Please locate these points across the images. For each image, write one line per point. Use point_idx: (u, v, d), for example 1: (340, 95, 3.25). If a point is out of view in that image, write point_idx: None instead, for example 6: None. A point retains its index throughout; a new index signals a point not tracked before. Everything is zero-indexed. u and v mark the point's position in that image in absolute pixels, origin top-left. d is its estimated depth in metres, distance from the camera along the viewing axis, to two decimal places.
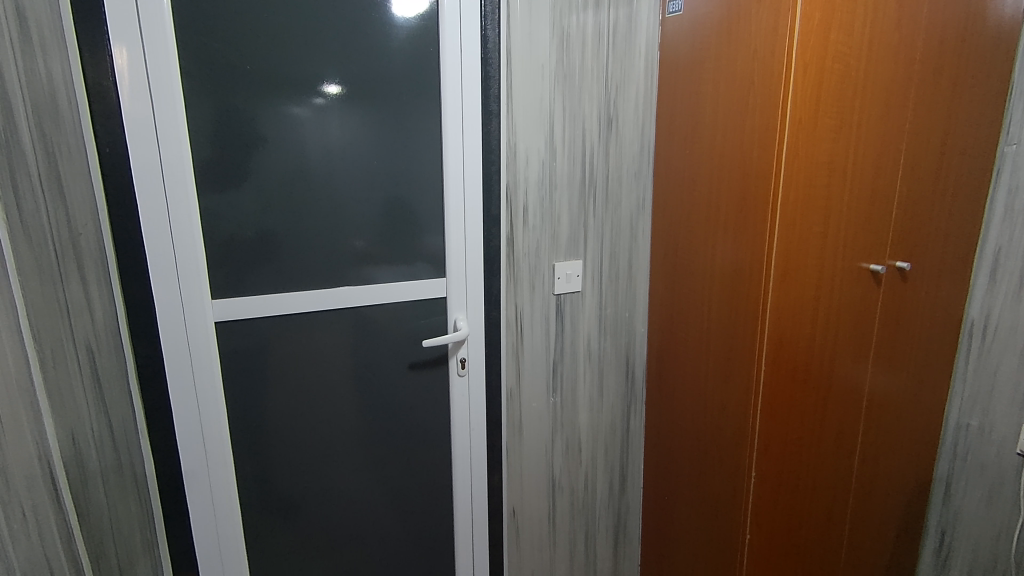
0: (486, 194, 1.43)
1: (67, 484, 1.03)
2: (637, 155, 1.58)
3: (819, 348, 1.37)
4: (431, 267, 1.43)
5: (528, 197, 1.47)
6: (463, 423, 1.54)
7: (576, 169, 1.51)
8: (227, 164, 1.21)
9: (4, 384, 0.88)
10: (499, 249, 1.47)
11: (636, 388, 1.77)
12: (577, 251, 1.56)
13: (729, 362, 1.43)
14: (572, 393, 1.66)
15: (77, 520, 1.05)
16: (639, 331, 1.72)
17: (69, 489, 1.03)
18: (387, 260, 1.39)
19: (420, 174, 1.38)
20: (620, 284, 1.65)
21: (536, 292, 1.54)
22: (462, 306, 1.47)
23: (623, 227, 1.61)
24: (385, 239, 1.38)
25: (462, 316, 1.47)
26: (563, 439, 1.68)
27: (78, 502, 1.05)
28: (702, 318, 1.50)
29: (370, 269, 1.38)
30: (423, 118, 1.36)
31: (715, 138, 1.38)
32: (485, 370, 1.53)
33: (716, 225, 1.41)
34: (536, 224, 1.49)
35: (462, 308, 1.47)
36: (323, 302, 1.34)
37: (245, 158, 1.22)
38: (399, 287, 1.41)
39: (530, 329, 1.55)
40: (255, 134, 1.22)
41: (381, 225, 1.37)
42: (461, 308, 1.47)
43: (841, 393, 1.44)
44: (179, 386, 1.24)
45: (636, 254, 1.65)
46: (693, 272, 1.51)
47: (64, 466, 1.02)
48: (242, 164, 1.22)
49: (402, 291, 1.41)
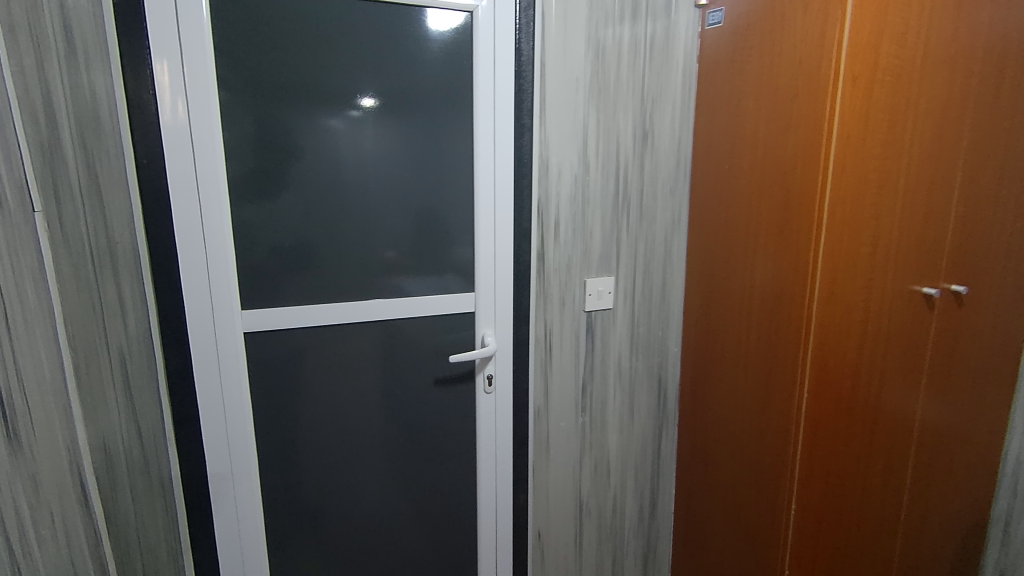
0: (517, 209, 1.40)
1: (94, 485, 1.07)
2: (672, 170, 1.53)
3: (865, 376, 1.30)
4: (460, 281, 1.41)
5: (561, 211, 1.43)
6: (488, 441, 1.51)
7: (611, 185, 1.47)
8: (260, 175, 1.22)
9: (38, 386, 0.91)
10: (529, 264, 1.44)
11: (669, 409, 1.71)
12: (610, 268, 1.52)
13: (768, 387, 1.37)
14: (602, 413, 1.62)
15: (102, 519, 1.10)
16: (672, 351, 1.67)
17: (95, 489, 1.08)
18: (416, 274, 1.37)
19: (452, 189, 1.37)
20: (654, 302, 1.61)
21: (567, 309, 1.50)
22: (490, 322, 1.44)
23: (657, 243, 1.56)
24: (415, 253, 1.36)
25: (489, 331, 1.44)
26: (592, 460, 1.64)
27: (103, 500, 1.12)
28: (738, 341, 1.44)
29: (399, 282, 1.36)
30: (454, 132, 1.35)
31: (754, 156, 1.33)
32: (513, 388, 1.50)
33: (755, 245, 1.35)
34: (568, 239, 1.45)
35: (490, 324, 1.44)
36: (351, 314, 1.33)
37: (278, 169, 1.23)
38: (427, 301, 1.39)
39: (559, 346, 1.51)
40: (289, 146, 1.23)
41: (411, 237, 1.35)
42: (489, 323, 1.44)
43: (889, 424, 1.35)
44: (206, 396, 1.24)
45: (671, 272, 1.60)
46: (729, 293, 1.46)
47: (91, 464, 1.07)
48: (275, 176, 1.23)
49: (430, 305, 1.39)
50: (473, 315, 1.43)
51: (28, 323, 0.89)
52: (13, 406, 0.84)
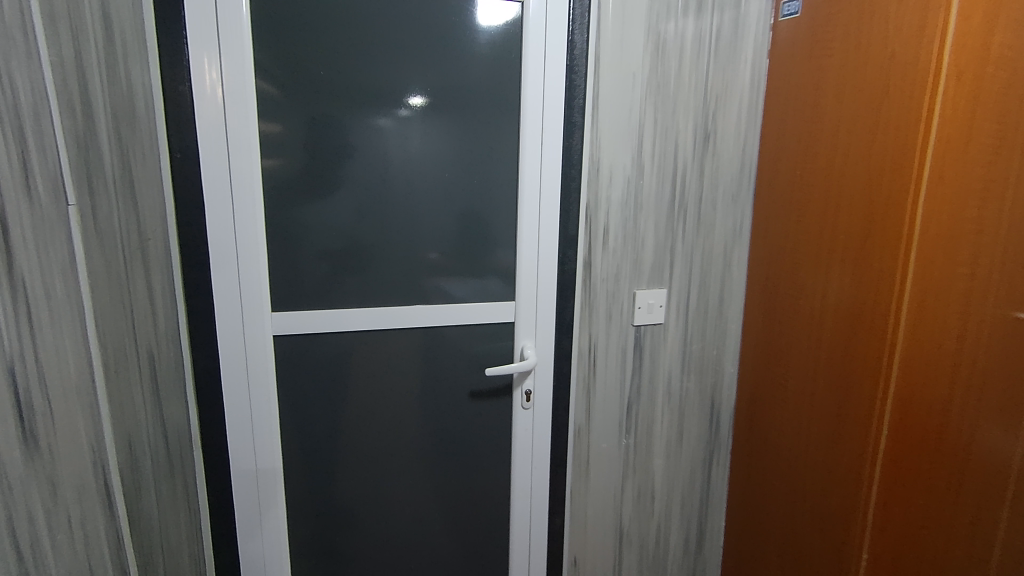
0: (563, 214, 1.30)
1: (122, 496, 0.99)
2: (735, 175, 1.41)
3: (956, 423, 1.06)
4: (501, 289, 1.32)
5: (611, 217, 1.33)
6: (524, 459, 1.41)
7: (666, 189, 1.36)
8: (296, 172, 1.17)
9: (61, 378, 0.84)
10: (574, 274, 1.33)
11: (722, 434, 1.58)
12: (662, 279, 1.41)
13: (842, 417, 1.23)
14: (648, 435, 1.50)
15: (130, 535, 1.01)
16: (728, 372, 1.54)
17: (124, 502, 1.00)
18: (455, 280, 1.29)
19: (495, 190, 1.28)
20: (710, 318, 1.48)
21: (614, 321, 1.39)
22: (530, 334, 1.34)
23: (715, 255, 1.44)
24: (454, 258, 1.28)
25: (529, 344, 1.34)
26: (634, 484, 1.52)
27: (133, 519, 1.02)
28: (807, 364, 1.30)
29: (440, 287, 1.29)
30: (498, 130, 1.26)
31: (834, 161, 1.19)
32: (553, 405, 1.39)
33: (831, 259, 1.22)
34: (617, 247, 1.35)
35: (530, 336, 1.34)
36: (384, 319, 1.26)
37: (315, 165, 1.17)
38: (465, 308, 1.30)
39: (603, 362, 1.41)
40: (326, 142, 1.17)
41: (450, 241, 1.27)
42: (530, 336, 1.34)
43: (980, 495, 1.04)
44: (233, 399, 1.20)
45: (729, 286, 1.48)
46: (798, 311, 1.32)
47: (120, 476, 0.99)
48: (311, 173, 1.17)
49: (467, 313, 1.31)
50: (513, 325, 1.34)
51: (54, 321, 0.82)
52: (31, 405, 0.76)
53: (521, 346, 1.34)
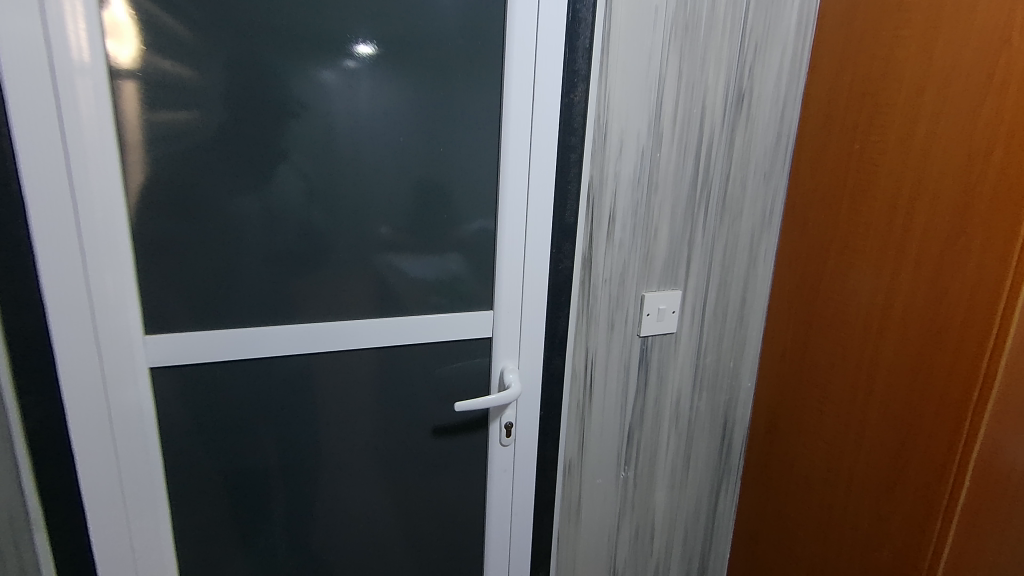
0: (560, 196, 0.97)
1: None
2: (769, 150, 1.12)
3: None
4: (475, 296, 0.99)
5: (618, 200, 1.02)
6: (503, 506, 1.11)
7: (688, 165, 1.05)
8: (174, 131, 0.79)
9: None
10: (571, 274, 1.02)
11: (733, 458, 1.34)
12: (677, 279, 1.12)
13: (901, 462, 0.97)
14: (650, 464, 1.24)
15: None
16: (744, 387, 1.28)
17: None
18: (412, 270, 0.95)
19: (468, 162, 0.94)
20: (729, 325, 1.21)
21: (616, 333, 1.10)
22: (513, 354, 1.03)
23: (740, 248, 1.16)
24: (413, 253, 0.94)
25: (511, 366, 1.03)
26: (632, 522, 1.27)
27: None
28: (854, 391, 1.05)
29: (392, 263, 0.93)
30: (473, 80, 0.91)
31: (913, 134, 0.91)
32: (539, 439, 1.09)
33: (899, 261, 0.95)
34: (625, 239, 1.04)
35: (512, 356, 1.03)
36: (315, 340, 0.92)
37: (211, 122, 0.80)
38: (428, 322, 0.97)
39: (602, 382, 1.12)
40: (220, 87, 0.79)
41: (407, 231, 0.93)
42: (512, 355, 1.03)
43: None
44: (92, 460, 0.83)
45: (752, 285, 1.20)
46: (846, 324, 1.06)
47: None
48: (197, 132, 0.80)
49: (430, 327, 0.97)
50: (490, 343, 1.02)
51: None
52: None
53: (501, 368, 1.03)
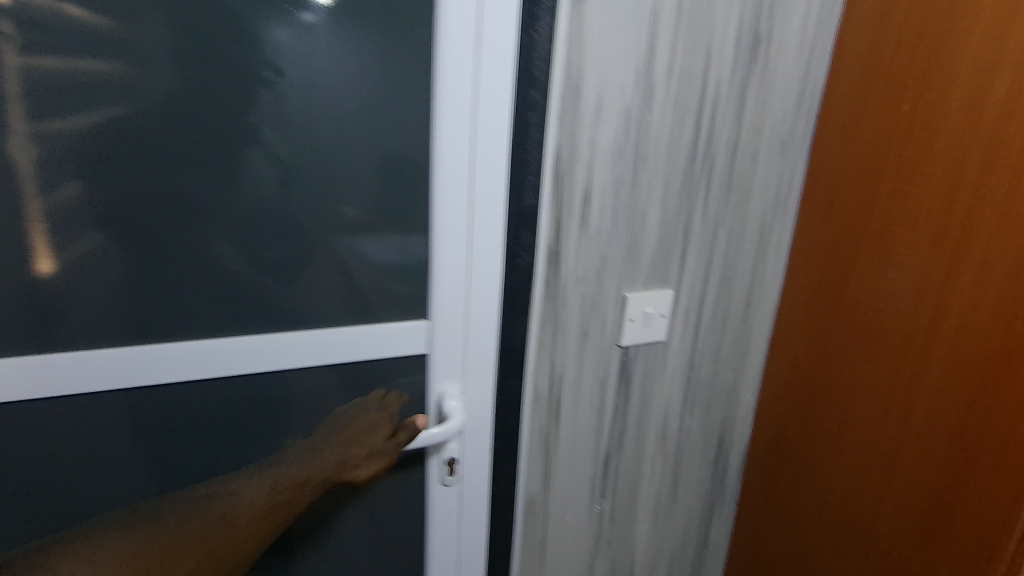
0: (517, 169, 0.73)
1: None
2: (788, 114, 0.88)
3: None
4: (406, 301, 0.75)
5: (594, 177, 0.77)
6: (446, 557, 0.89)
7: (686, 131, 0.81)
8: (79, 84, 0.55)
9: None
10: (531, 272, 0.78)
11: (727, 481, 1.14)
12: (668, 276, 0.89)
13: (942, 514, 0.77)
14: (631, 494, 1.04)
15: None
16: (744, 401, 1.08)
17: None
18: (339, 270, 0.70)
19: (392, 121, 0.68)
20: (729, 330, 0.99)
21: (590, 344, 0.88)
22: (455, 375, 0.80)
23: (747, 238, 0.94)
24: (395, 252, 0.72)
25: (454, 390, 0.80)
26: (608, 560, 1.07)
27: None
28: (883, 419, 0.84)
29: (345, 264, 0.70)
30: (394, 5, 0.65)
31: (987, 92, 0.68)
32: (489, 474, 0.88)
33: (957, 261, 0.73)
34: (603, 227, 0.81)
35: (455, 377, 0.80)
36: (176, 369, 0.66)
37: (152, 84, 0.58)
38: (336, 341, 0.72)
39: (572, 403, 0.90)
40: (141, 26, 0.56)
41: (314, 218, 0.67)
42: (454, 377, 0.80)
43: None
44: None
45: (759, 282, 0.98)
46: (876, 336, 0.84)
47: None
48: (100, 87, 0.56)
49: (340, 347, 0.73)
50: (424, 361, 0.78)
51: None
52: None
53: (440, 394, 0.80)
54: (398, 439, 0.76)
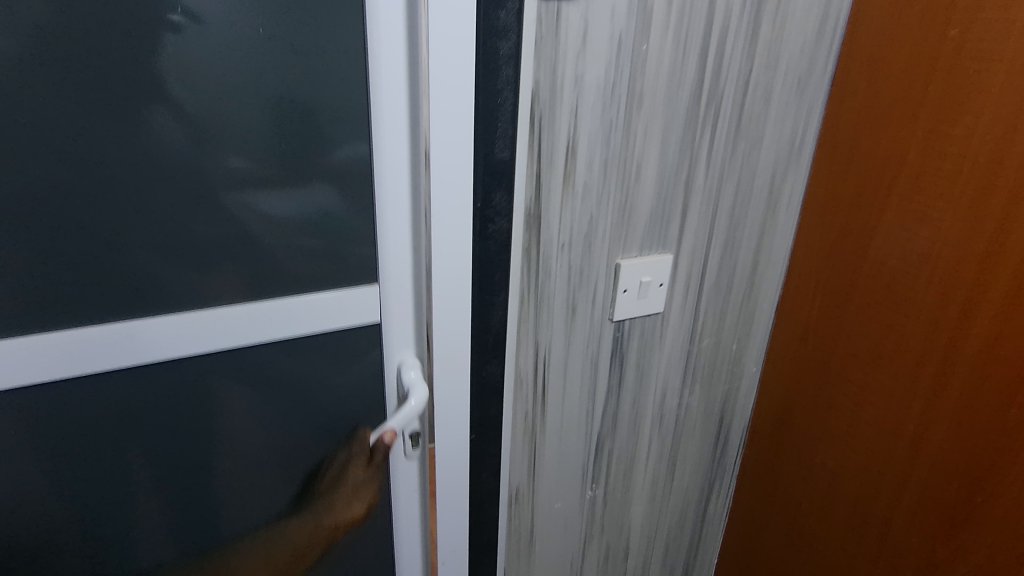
0: (485, 115, 0.59)
1: None
2: (807, 44, 0.75)
3: None
4: (342, 267, 0.62)
5: (579, 124, 0.64)
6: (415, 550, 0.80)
7: (689, 67, 0.68)
8: None
9: None
10: (508, 240, 0.66)
11: (728, 456, 1.05)
12: (667, 239, 0.78)
13: (973, 505, 0.69)
14: (625, 477, 0.95)
15: None
16: (748, 372, 0.98)
17: None
18: (294, 246, 0.59)
19: (316, 49, 0.54)
20: (734, 298, 0.89)
21: (578, 321, 0.76)
22: (411, 341, 0.68)
23: (756, 192, 0.81)
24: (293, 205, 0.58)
25: (411, 359, 0.69)
26: (601, 546, 0.99)
27: None
28: (908, 398, 0.75)
29: (304, 239, 0.59)
30: None
31: None
32: (470, 470, 0.78)
33: (1012, 217, 0.61)
34: (591, 185, 0.68)
35: (411, 344, 0.68)
36: (68, 361, 0.53)
37: (58, 13, 0.45)
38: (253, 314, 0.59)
39: (559, 386, 0.80)
40: None
41: (174, 168, 0.52)
42: (410, 344, 0.68)
43: None
44: None
45: (768, 241, 0.87)
46: (905, 304, 0.73)
47: None
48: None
49: (266, 324, 0.60)
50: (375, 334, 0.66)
51: None
52: None
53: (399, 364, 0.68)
54: (375, 469, 0.69)
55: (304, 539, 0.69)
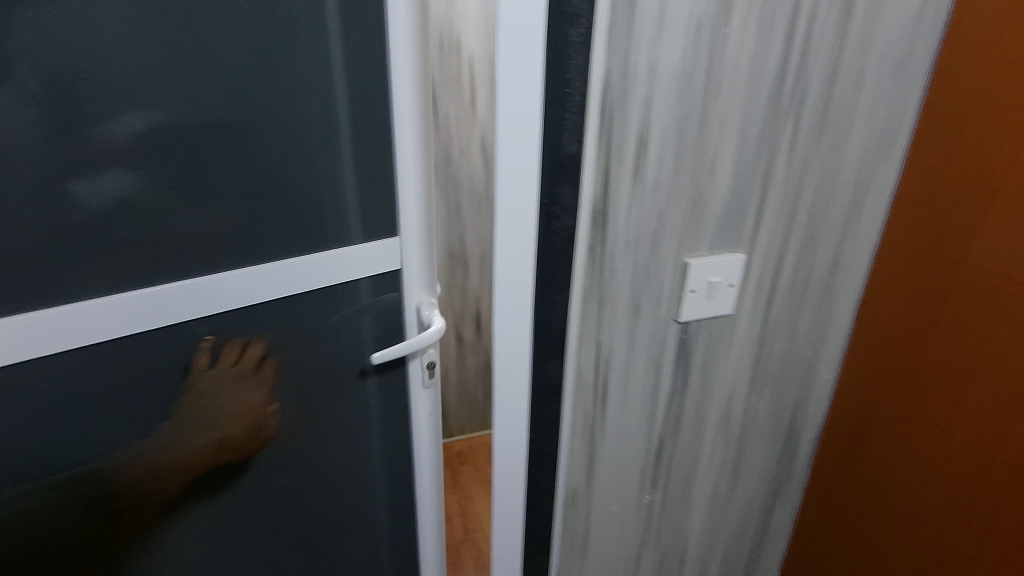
0: (552, 108, 0.57)
1: None
2: (907, 23, 0.68)
3: None
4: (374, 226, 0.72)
5: (652, 114, 0.61)
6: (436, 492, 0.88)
7: (774, 51, 0.63)
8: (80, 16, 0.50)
9: None
10: (573, 236, 0.63)
11: (796, 465, 1.00)
12: (740, 237, 0.73)
13: None
14: (685, 482, 0.92)
15: None
16: (822, 378, 0.92)
17: None
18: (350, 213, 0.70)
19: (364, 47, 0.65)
20: (810, 300, 0.83)
21: (642, 320, 0.73)
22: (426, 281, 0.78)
23: (840, 186, 0.75)
24: (172, 168, 0.57)
25: (427, 297, 0.79)
26: (658, 550, 0.96)
27: None
28: (1008, 417, 0.67)
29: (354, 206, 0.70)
30: None
31: None
32: (526, 465, 0.77)
33: None
34: (660, 180, 0.65)
35: (426, 284, 0.78)
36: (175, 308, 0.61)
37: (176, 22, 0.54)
38: (272, 265, 0.66)
39: (621, 387, 0.77)
40: None
41: (30, 131, 0.50)
42: (426, 284, 0.78)
43: None
44: None
45: (851, 240, 0.80)
46: (1009, 315, 0.66)
47: None
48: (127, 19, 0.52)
49: (317, 269, 0.69)
50: (374, 285, 0.75)
51: None
52: None
53: (417, 304, 0.78)
54: (265, 376, 0.70)
55: (177, 460, 0.66)
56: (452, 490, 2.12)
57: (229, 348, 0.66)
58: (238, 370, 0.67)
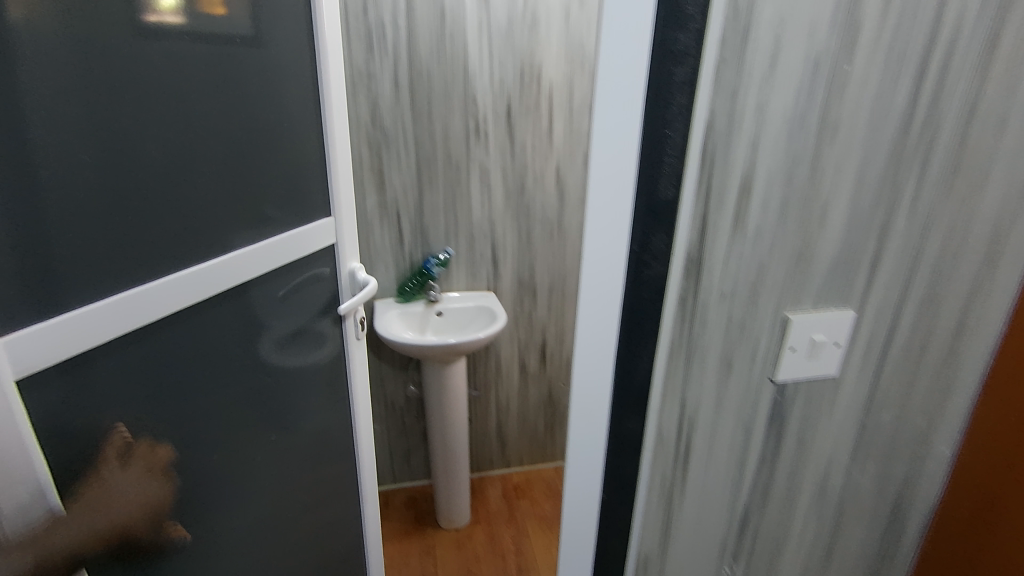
0: (653, 155, 0.53)
1: None
2: None
3: None
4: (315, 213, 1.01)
5: (759, 158, 0.56)
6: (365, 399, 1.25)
7: (902, 90, 0.56)
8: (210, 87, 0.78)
9: None
10: (663, 287, 0.59)
11: (902, 549, 0.87)
12: (851, 292, 0.65)
13: None
14: (771, 557, 0.83)
15: None
16: (936, 454, 0.80)
17: None
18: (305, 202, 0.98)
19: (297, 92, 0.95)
20: (927, 366, 0.73)
21: (732, 379, 0.67)
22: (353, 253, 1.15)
23: (970, 241, 0.66)
24: (192, 185, 0.76)
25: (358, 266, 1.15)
26: None
27: None
28: None
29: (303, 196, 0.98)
30: None
31: None
32: (599, 529, 0.71)
33: None
34: (762, 229, 0.59)
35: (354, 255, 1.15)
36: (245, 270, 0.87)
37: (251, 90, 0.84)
38: (276, 237, 0.92)
39: (705, 449, 0.70)
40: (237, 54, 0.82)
41: (154, 168, 0.71)
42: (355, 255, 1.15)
43: None
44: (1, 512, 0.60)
45: (981, 302, 0.70)
46: None
47: None
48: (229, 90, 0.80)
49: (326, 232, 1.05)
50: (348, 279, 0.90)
51: None
52: None
53: (350, 270, 1.14)
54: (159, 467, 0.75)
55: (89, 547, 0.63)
56: (507, 523, 2.08)
57: (140, 447, 0.73)
58: (149, 467, 0.73)
